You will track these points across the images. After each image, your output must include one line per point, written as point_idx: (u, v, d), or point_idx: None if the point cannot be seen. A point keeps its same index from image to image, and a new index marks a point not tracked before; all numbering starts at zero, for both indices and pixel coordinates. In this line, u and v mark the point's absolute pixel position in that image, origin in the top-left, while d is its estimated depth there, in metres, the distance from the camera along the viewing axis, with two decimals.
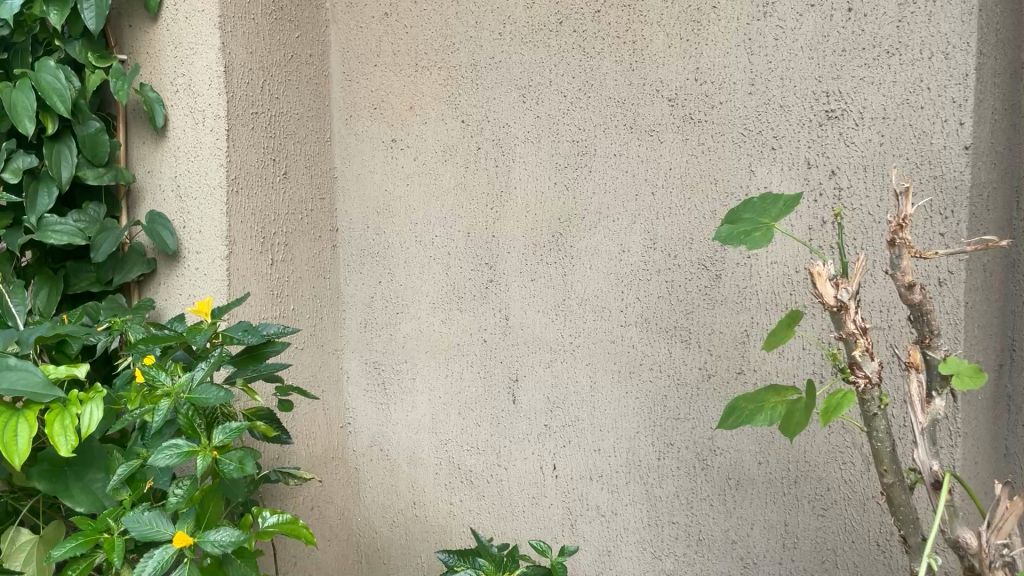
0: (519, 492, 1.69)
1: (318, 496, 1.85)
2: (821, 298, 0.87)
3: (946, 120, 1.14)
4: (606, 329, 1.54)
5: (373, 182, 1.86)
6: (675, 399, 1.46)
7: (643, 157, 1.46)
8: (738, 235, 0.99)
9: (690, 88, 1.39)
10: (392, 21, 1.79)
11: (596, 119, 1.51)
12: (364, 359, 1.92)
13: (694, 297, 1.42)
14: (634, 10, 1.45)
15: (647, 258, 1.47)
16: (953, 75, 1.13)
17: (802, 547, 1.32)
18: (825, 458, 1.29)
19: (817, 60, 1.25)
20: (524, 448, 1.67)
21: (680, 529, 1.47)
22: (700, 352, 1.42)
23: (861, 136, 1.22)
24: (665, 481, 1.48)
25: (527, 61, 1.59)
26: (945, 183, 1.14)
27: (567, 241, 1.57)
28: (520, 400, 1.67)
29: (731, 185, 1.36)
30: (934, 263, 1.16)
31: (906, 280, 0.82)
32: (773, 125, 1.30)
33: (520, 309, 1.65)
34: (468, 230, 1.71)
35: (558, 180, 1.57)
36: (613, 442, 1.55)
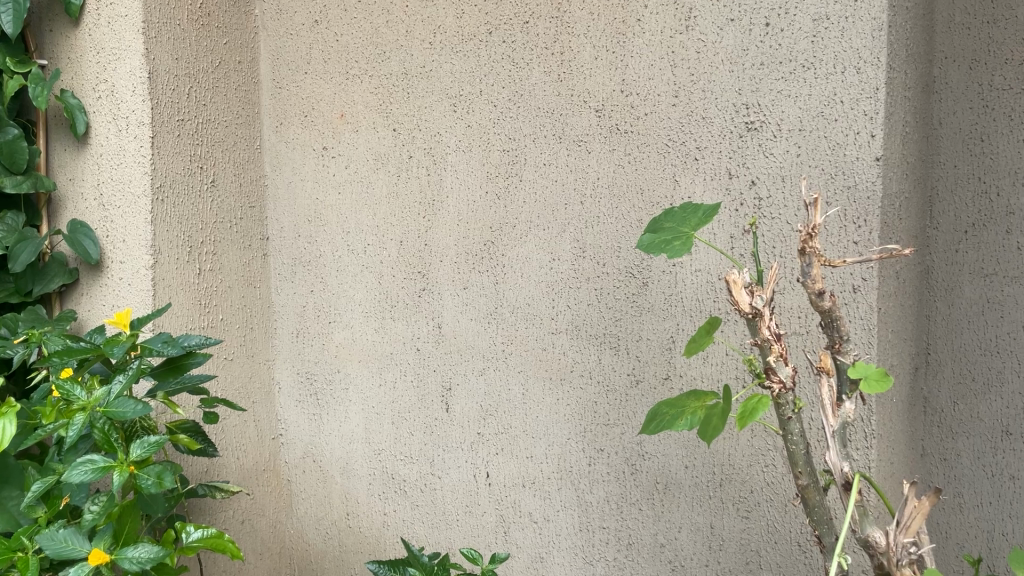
0: (452, 500, 1.69)
1: (248, 509, 1.82)
2: (737, 305, 0.90)
3: (859, 132, 1.18)
4: (538, 337, 1.55)
5: (305, 190, 1.84)
6: (605, 405, 1.47)
7: (572, 166, 1.47)
8: (659, 245, 1.02)
9: (617, 99, 1.41)
10: (322, 29, 1.78)
11: (526, 129, 1.52)
12: (296, 370, 1.90)
13: (622, 304, 1.44)
14: (562, 21, 1.46)
15: (577, 267, 1.49)
16: (865, 90, 1.17)
17: (727, 549, 1.35)
18: (748, 461, 1.32)
19: (737, 73, 1.28)
20: (457, 456, 1.67)
21: (611, 534, 1.48)
22: (629, 358, 1.44)
23: (779, 148, 1.25)
24: (595, 486, 1.50)
25: (457, 71, 1.60)
26: (858, 193, 1.19)
27: (499, 249, 1.58)
28: (453, 408, 1.67)
29: (657, 195, 1.39)
30: (848, 270, 1.20)
31: (817, 288, 0.85)
32: (696, 136, 1.33)
33: (452, 317, 1.65)
34: (401, 239, 1.71)
35: (489, 190, 1.58)
36: (544, 448, 1.55)
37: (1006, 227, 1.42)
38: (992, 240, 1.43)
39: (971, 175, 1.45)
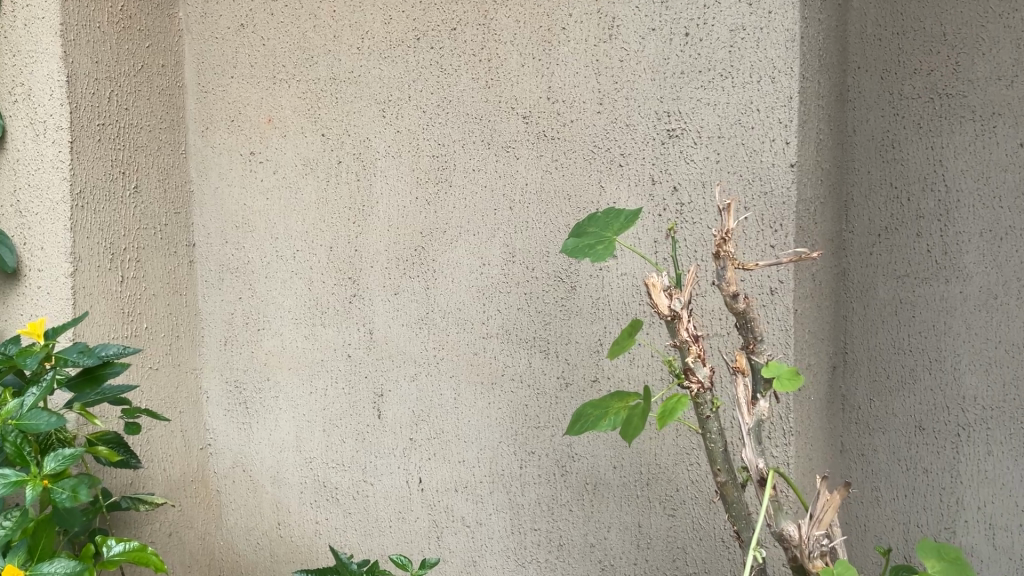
0: (384, 507, 1.68)
1: (175, 521, 1.79)
2: (656, 308, 0.92)
3: (774, 140, 1.22)
4: (469, 342, 1.55)
5: (232, 196, 1.81)
6: (535, 407, 1.49)
7: (501, 172, 1.49)
8: (582, 249, 1.04)
9: (544, 106, 1.43)
10: (248, 33, 1.76)
11: (455, 135, 1.53)
12: (225, 379, 1.87)
13: (551, 308, 1.46)
14: (489, 28, 1.48)
15: (507, 271, 1.50)
16: (779, 98, 1.21)
17: (655, 547, 1.38)
18: (674, 460, 1.35)
19: (659, 81, 1.31)
20: (389, 463, 1.67)
21: (542, 536, 1.50)
22: (558, 361, 1.46)
23: (699, 154, 1.29)
24: (527, 488, 1.51)
25: (386, 76, 1.60)
26: (774, 198, 1.22)
27: (430, 255, 1.58)
28: (385, 414, 1.67)
29: (583, 201, 1.41)
30: (766, 273, 1.24)
31: (731, 290, 0.88)
32: (620, 142, 1.36)
33: (383, 323, 1.65)
34: (331, 245, 1.70)
35: (419, 196, 1.58)
36: (476, 453, 1.56)
37: (917, 231, 1.49)
38: (903, 243, 1.50)
39: (883, 181, 1.52)
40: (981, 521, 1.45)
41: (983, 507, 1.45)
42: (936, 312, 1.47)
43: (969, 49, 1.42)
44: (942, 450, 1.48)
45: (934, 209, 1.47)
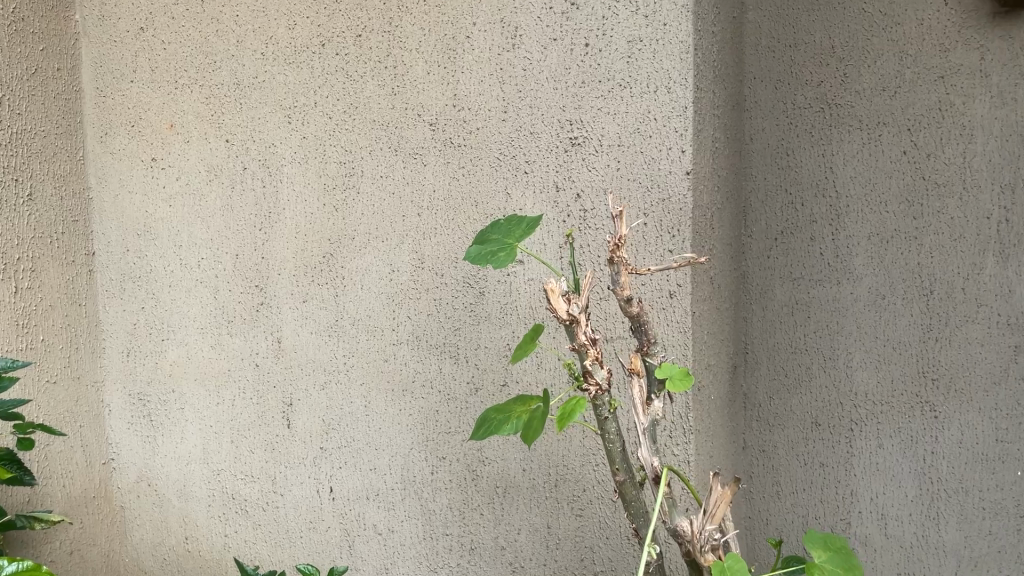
0: (295, 518, 1.66)
1: (77, 538, 1.74)
2: (556, 312, 0.94)
3: (671, 148, 1.26)
4: (379, 349, 1.55)
5: (133, 203, 1.77)
6: (446, 413, 1.50)
7: (408, 179, 1.49)
8: (483, 256, 1.05)
9: (450, 113, 1.44)
10: (148, 36, 1.72)
11: (362, 142, 1.53)
12: (127, 391, 1.81)
13: (460, 313, 1.47)
14: (394, 36, 1.48)
15: (416, 278, 1.50)
16: (675, 108, 1.25)
17: (564, 547, 1.41)
18: (581, 461, 1.38)
19: (561, 90, 1.34)
20: (299, 473, 1.65)
21: (453, 541, 1.50)
22: (468, 367, 1.47)
23: (601, 162, 1.32)
24: (438, 494, 1.51)
25: (291, 82, 1.58)
26: (672, 205, 1.27)
27: (338, 261, 1.57)
28: (294, 423, 1.65)
29: (490, 208, 1.42)
30: (666, 276, 1.28)
31: (625, 295, 0.92)
32: (525, 150, 1.38)
33: (292, 331, 1.63)
34: (237, 252, 1.67)
35: (326, 203, 1.57)
36: (387, 460, 1.56)
37: (810, 235, 1.55)
38: (797, 246, 1.57)
39: (779, 187, 1.58)
40: (873, 511, 1.52)
41: (875, 498, 1.52)
42: (829, 312, 1.54)
43: (855, 61, 1.50)
44: (837, 444, 1.55)
45: (825, 213, 1.54)
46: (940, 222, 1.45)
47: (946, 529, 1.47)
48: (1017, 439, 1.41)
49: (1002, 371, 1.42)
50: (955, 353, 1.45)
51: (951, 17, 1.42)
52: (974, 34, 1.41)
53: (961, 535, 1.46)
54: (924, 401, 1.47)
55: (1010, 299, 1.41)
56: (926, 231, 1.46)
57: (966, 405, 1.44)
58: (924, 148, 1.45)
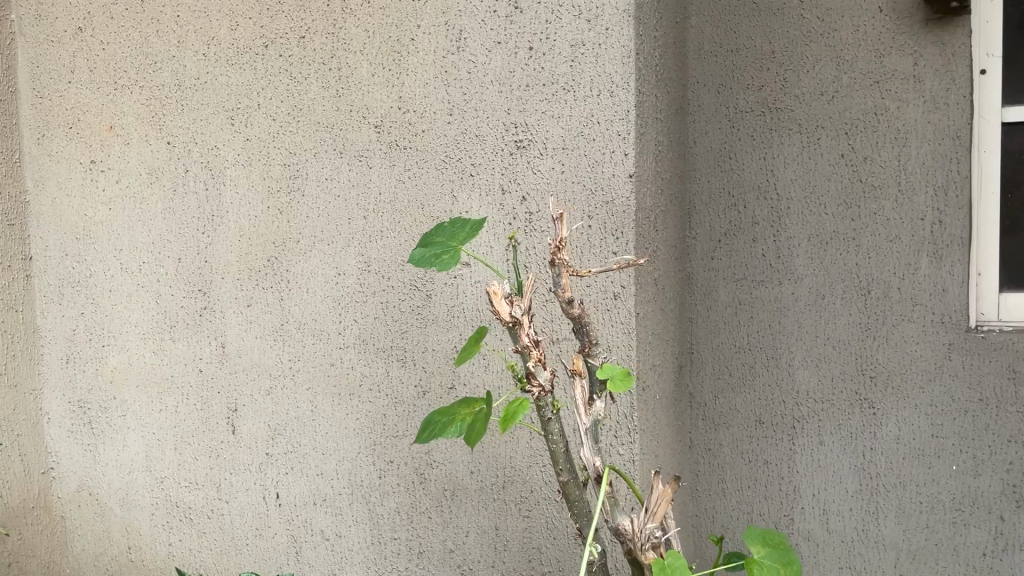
0: (241, 525, 1.63)
1: (14, 550, 1.71)
2: (498, 315, 0.95)
3: (614, 151, 1.28)
4: (326, 353, 1.54)
5: (72, 207, 1.73)
6: (394, 416, 1.49)
7: (354, 182, 1.48)
8: (427, 259, 1.05)
9: (395, 115, 1.44)
10: (87, 36, 1.68)
11: (306, 144, 1.51)
12: (67, 399, 1.77)
13: (408, 316, 1.47)
14: (338, 37, 1.48)
15: (362, 281, 1.49)
16: (618, 112, 1.27)
17: (511, 548, 1.41)
18: (528, 462, 1.39)
19: (505, 93, 1.35)
20: (245, 479, 1.62)
21: (402, 545, 1.50)
22: (416, 370, 1.47)
23: (545, 165, 1.33)
24: (386, 498, 1.51)
25: (233, 83, 1.56)
26: (616, 207, 1.29)
27: (283, 265, 1.56)
28: (239, 429, 1.62)
29: (436, 210, 1.42)
30: (610, 278, 1.29)
31: (567, 296, 0.93)
32: (470, 152, 1.38)
33: (236, 336, 1.61)
34: (179, 256, 1.64)
35: (270, 205, 1.56)
36: (334, 465, 1.54)
37: (753, 236, 1.58)
38: (740, 248, 1.59)
39: (722, 189, 1.60)
40: (815, 507, 1.55)
41: (817, 494, 1.55)
42: (771, 312, 1.57)
43: (794, 66, 1.53)
44: (780, 442, 1.58)
45: (767, 215, 1.56)
46: (877, 224, 1.49)
47: (885, 523, 1.51)
48: (951, 434, 1.46)
49: (937, 368, 1.46)
50: (892, 351, 1.49)
51: (885, 24, 1.47)
52: (908, 40, 1.46)
53: (899, 529, 1.50)
54: (863, 399, 1.51)
55: (943, 298, 1.46)
56: (864, 233, 1.50)
57: (903, 402, 1.48)
58: (861, 151, 1.49)
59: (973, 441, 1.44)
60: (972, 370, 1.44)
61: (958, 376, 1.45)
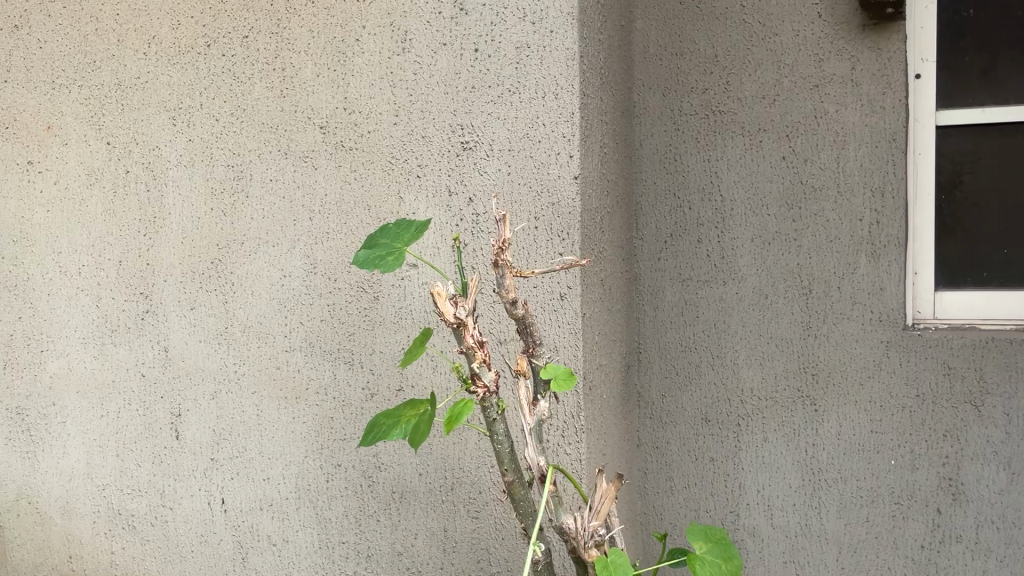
0: (186, 531, 1.60)
1: None
2: (443, 316, 0.95)
3: (559, 153, 1.29)
4: (271, 356, 1.52)
5: (7, 208, 1.68)
6: (341, 419, 1.48)
7: (299, 183, 1.47)
8: (372, 261, 1.04)
9: (340, 116, 1.43)
10: (23, 34, 1.64)
11: (250, 145, 1.50)
12: (3, 406, 1.72)
13: (355, 319, 1.46)
14: (282, 37, 1.46)
15: (308, 283, 1.48)
16: (563, 114, 1.29)
17: (460, 550, 1.41)
18: (477, 463, 1.40)
19: (451, 95, 1.35)
20: (189, 485, 1.60)
21: (350, 548, 1.49)
22: (363, 372, 1.46)
23: (492, 166, 1.33)
24: (334, 502, 1.49)
25: (175, 83, 1.54)
26: (561, 208, 1.30)
27: (227, 267, 1.54)
28: (183, 435, 1.59)
29: (383, 212, 1.42)
30: (556, 278, 1.30)
31: (511, 297, 0.93)
32: (416, 154, 1.38)
33: (179, 340, 1.58)
34: (120, 259, 1.61)
35: (214, 207, 1.53)
36: (281, 469, 1.53)
37: (698, 237, 1.60)
38: (686, 248, 1.61)
39: (668, 191, 1.61)
40: (760, 502, 1.58)
41: (762, 490, 1.58)
42: (717, 312, 1.59)
43: (737, 70, 1.56)
44: (725, 440, 1.60)
45: (712, 217, 1.59)
46: (817, 224, 1.52)
47: (827, 517, 1.54)
48: (889, 429, 1.49)
49: (875, 365, 1.50)
50: (832, 349, 1.52)
51: (824, 29, 1.51)
52: (846, 45, 1.50)
53: (841, 523, 1.53)
54: (805, 396, 1.54)
55: (881, 296, 1.50)
56: (805, 233, 1.53)
57: (843, 399, 1.52)
58: (802, 154, 1.53)
59: (910, 436, 1.48)
60: (908, 366, 1.48)
61: (896, 373, 1.49)
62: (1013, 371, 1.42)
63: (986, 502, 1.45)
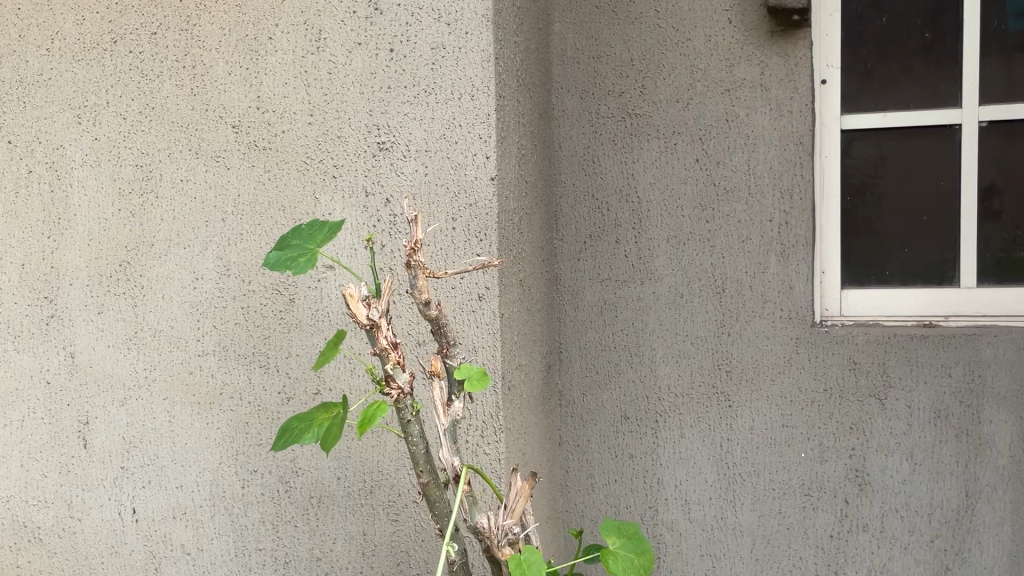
0: (95, 543, 1.55)
1: None
2: (355, 318, 0.93)
3: (476, 154, 1.30)
4: (183, 361, 1.48)
5: None
6: (257, 424, 1.46)
7: (211, 183, 1.44)
8: (284, 262, 1.03)
9: (253, 115, 1.41)
10: None
11: (159, 144, 1.46)
12: None
13: (270, 321, 1.44)
14: (192, 34, 1.43)
15: (221, 286, 1.45)
16: (479, 115, 1.29)
17: (380, 553, 1.40)
18: (396, 465, 1.39)
19: (367, 94, 1.34)
20: (98, 495, 1.54)
21: (267, 555, 1.46)
22: (279, 376, 1.44)
23: (408, 167, 1.33)
24: (250, 508, 1.47)
25: (80, 80, 1.49)
26: (478, 209, 1.30)
27: (136, 270, 1.49)
28: (92, 443, 1.54)
29: (298, 213, 1.40)
30: (474, 279, 1.31)
31: (424, 298, 0.93)
32: (332, 154, 1.37)
33: (86, 345, 1.53)
34: (22, 262, 1.55)
35: (123, 208, 1.49)
36: (195, 476, 1.49)
37: (616, 238, 1.62)
38: (605, 249, 1.63)
39: (586, 192, 1.64)
40: (678, 497, 1.61)
41: (679, 485, 1.61)
42: (635, 311, 1.62)
43: (651, 74, 1.59)
44: (644, 436, 1.63)
45: (629, 218, 1.61)
46: (730, 225, 1.56)
47: (742, 510, 1.58)
48: (799, 423, 1.54)
49: (786, 362, 1.55)
50: (745, 346, 1.56)
51: (734, 35, 1.55)
52: (755, 51, 1.54)
53: (755, 515, 1.57)
54: (720, 392, 1.58)
55: (791, 295, 1.54)
56: (718, 234, 1.57)
57: (755, 394, 1.56)
58: (714, 156, 1.57)
59: (819, 429, 1.53)
60: (817, 362, 1.53)
61: (805, 368, 1.54)
62: (914, 365, 1.49)
63: (890, 491, 1.51)
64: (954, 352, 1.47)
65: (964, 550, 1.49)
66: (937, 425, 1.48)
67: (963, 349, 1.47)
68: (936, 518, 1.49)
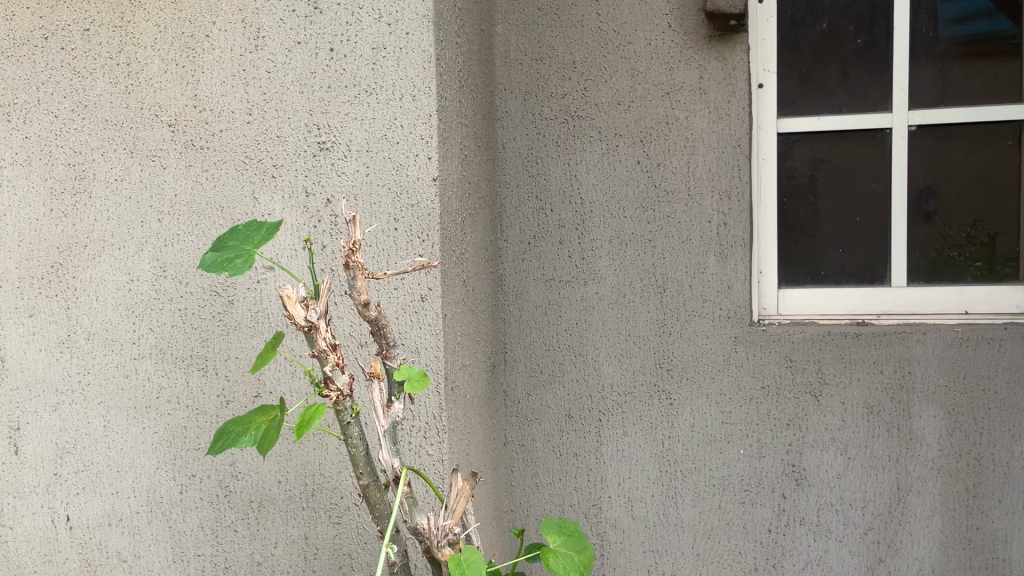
0: (27, 552, 1.50)
1: None
2: (292, 319, 0.92)
3: (418, 155, 1.30)
4: (119, 365, 1.45)
5: None
6: (195, 428, 1.43)
7: (146, 183, 1.41)
8: (220, 263, 1.01)
9: (190, 114, 1.39)
10: None
11: (93, 143, 1.43)
12: None
13: (208, 323, 1.42)
14: (126, 31, 1.40)
15: (158, 288, 1.43)
16: (420, 116, 1.29)
17: (322, 556, 1.39)
18: (337, 468, 1.39)
19: (306, 94, 1.33)
20: (30, 503, 1.50)
21: (206, 561, 1.44)
22: (218, 379, 1.42)
23: (349, 167, 1.32)
24: (188, 514, 1.44)
25: (9, 76, 1.44)
26: (420, 210, 1.30)
27: (69, 273, 1.46)
28: (23, 449, 1.49)
29: (237, 213, 1.38)
30: (416, 280, 1.30)
31: (363, 299, 0.93)
32: (271, 154, 1.35)
33: (16, 349, 1.48)
34: None
35: (54, 208, 1.45)
36: (131, 482, 1.46)
37: (560, 238, 1.63)
38: (548, 249, 1.64)
39: (530, 193, 1.65)
40: (621, 495, 1.63)
41: (623, 483, 1.63)
42: (578, 311, 1.63)
43: (594, 76, 1.61)
44: (588, 435, 1.64)
45: (572, 219, 1.63)
46: (670, 226, 1.59)
47: (683, 506, 1.60)
48: (738, 420, 1.57)
49: (725, 360, 1.57)
50: (686, 345, 1.59)
51: (674, 38, 1.57)
52: (694, 54, 1.57)
53: (696, 511, 1.60)
54: (661, 390, 1.60)
55: (729, 294, 1.57)
56: (659, 234, 1.59)
57: (695, 392, 1.59)
58: (655, 158, 1.59)
59: (757, 426, 1.57)
60: (755, 360, 1.56)
61: (743, 366, 1.57)
62: (847, 362, 1.53)
63: (825, 486, 1.55)
64: (885, 349, 1.52)
65: (896, 541, 1.53)
66: (869, 420, 1.53)
67: (894, 346, 1.51)
68: (869, 511, 1.54)
